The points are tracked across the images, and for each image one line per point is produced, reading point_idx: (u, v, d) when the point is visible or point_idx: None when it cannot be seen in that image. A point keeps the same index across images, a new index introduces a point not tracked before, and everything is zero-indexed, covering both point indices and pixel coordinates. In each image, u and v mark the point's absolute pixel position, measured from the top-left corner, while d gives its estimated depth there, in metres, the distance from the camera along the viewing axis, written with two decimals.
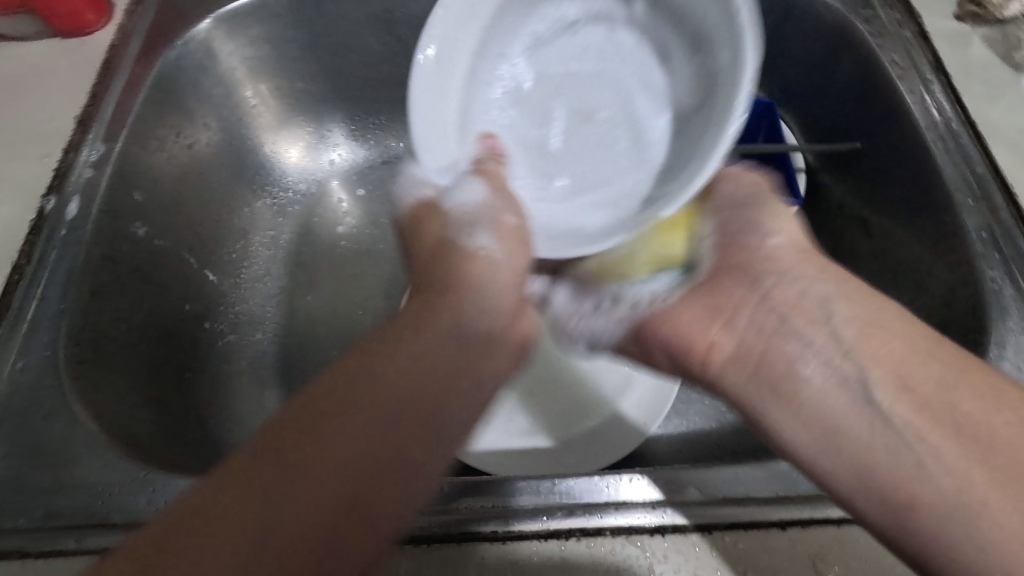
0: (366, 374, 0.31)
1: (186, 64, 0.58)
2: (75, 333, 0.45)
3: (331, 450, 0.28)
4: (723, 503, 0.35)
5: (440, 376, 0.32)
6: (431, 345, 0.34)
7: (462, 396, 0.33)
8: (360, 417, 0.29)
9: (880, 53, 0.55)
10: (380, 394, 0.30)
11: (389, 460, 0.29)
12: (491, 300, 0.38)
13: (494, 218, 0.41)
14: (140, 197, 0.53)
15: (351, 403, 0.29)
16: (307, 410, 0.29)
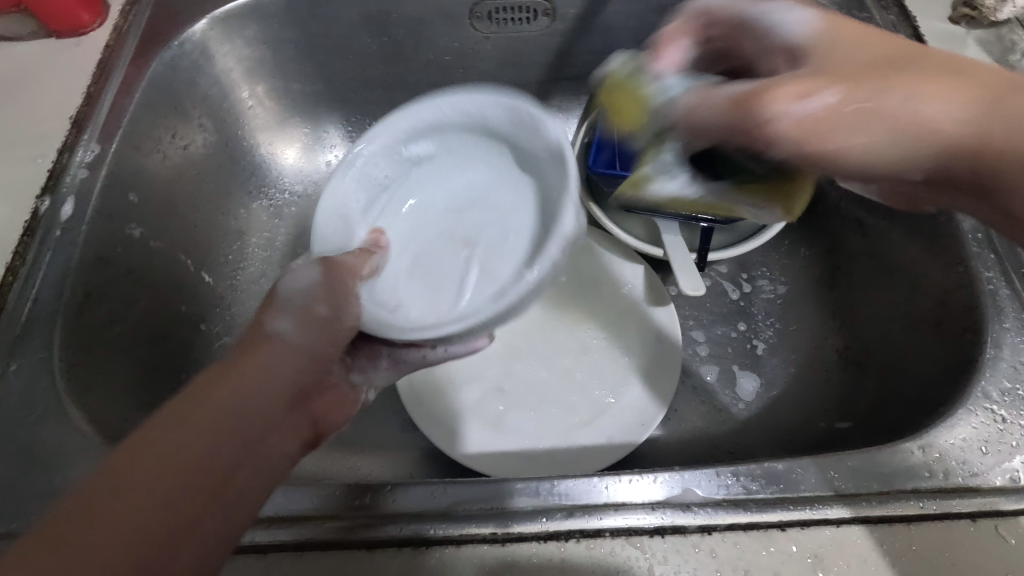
0: (234, 379, 0.33)
1: (181, 64, 0.58)
2: (69, 335, 0.44)
3: (214, 447, 0.29)
4: (722, 504, 0.35)
5: (251, 411, 0.32)
6: (247, 394, 0.32)
7: (294, 421, 0.35)
8: (179, 443, 0.29)
9: None
10: (200, 426, 0.30)
11: (195, 487, 0.28)
12: (299, 359, 0.37)
13: (306, 305, 0.39)
14: (135, 198, 0.53)
15: (229, 406, 0.31)
16: (176, 414, 0.30)
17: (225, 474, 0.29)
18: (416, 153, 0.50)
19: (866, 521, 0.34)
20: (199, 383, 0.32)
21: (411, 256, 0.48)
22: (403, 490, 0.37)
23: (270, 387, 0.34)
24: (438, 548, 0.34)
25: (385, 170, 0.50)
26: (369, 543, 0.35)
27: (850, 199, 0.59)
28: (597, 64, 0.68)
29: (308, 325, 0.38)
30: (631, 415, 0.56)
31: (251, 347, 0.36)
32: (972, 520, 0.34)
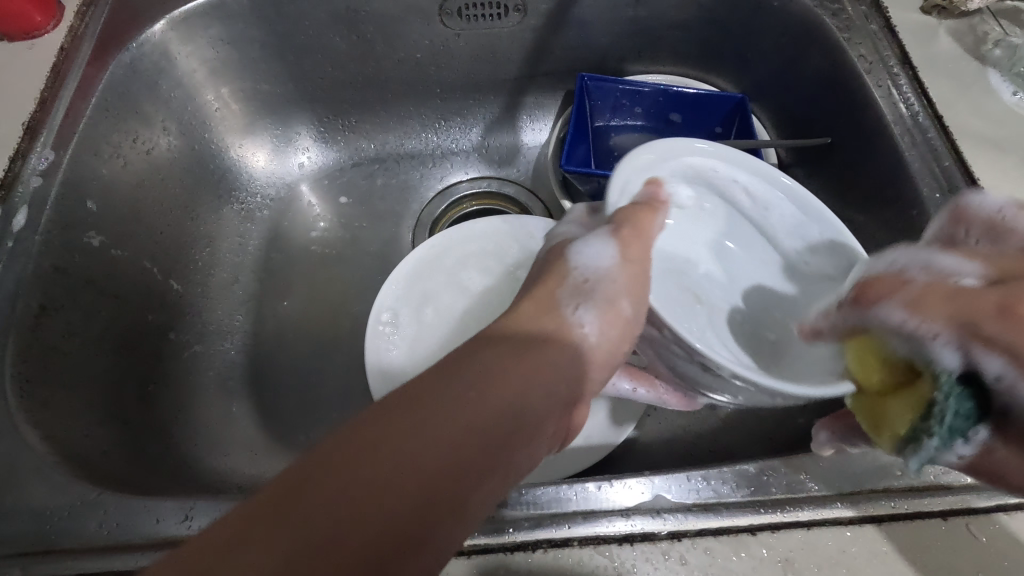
0: (424, 411, 0.28)
1: (140, 67, 0.56)
2: (23, 350, 0.43)
3: (366, 498, 0.25)
4: (693, 510, 0.34)
5: (480, 436, 0.28)
6: (491, 426, 0.29)
7: (503, 481, 0.29)
8: (379, 466, 0.26)
9: (847, 48, 0.54)
10: (400, 457, 0.26)
11: (395, 527, 0.25)
12: (555, 364, 0.33)
13: (613, 299, 0.36)
14: (93, 206, 0.51)
15: (405, 450, 0.27)
16: (345, 450, 0.26)
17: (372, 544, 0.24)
18: (681, 198, 0.44)
19: (837, 523, 0.33)
20: (414, 402, 0.29)
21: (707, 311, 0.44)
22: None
23: (494, 406, 0.29)
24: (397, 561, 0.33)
25: (686, 196, 0.44)
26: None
27: (826, 193, 0.59)
28: (570, 60, 0.67)
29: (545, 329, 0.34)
30: (609, 415, 0.55)
31: (528, 357, 0.32)
32: (943, 518, 0.34)
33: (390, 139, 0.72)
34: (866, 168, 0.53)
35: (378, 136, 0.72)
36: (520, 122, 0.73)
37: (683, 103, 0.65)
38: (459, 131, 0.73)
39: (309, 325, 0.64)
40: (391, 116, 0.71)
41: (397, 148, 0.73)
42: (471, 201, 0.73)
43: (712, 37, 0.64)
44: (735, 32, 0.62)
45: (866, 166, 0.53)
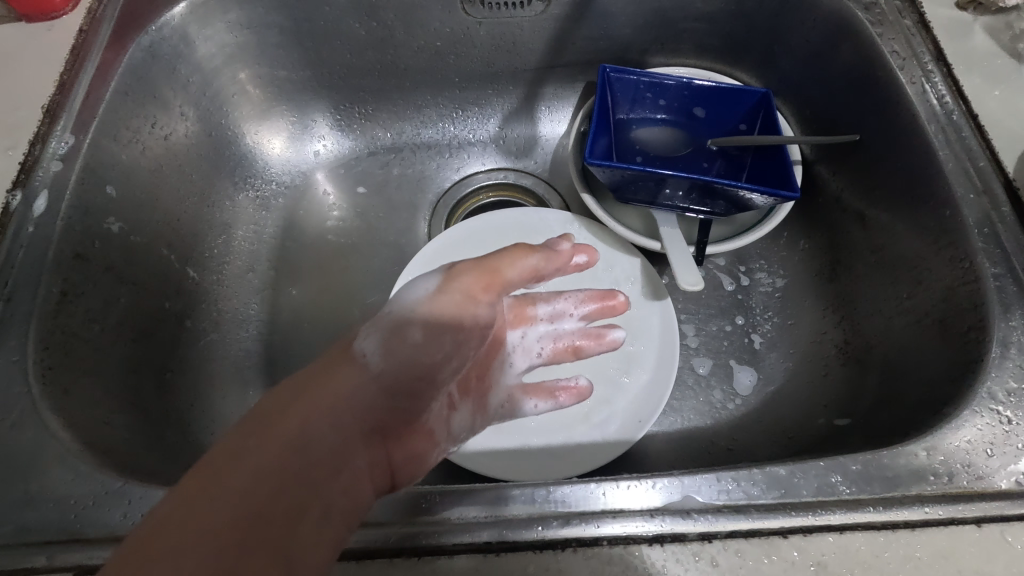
0: (279, 424, 0.35)
1: (159, 51, 0.55)
2: (45, 336, 0.42)
3: (234, 517, 0.29)
4: (723, 511, 0.34)
5: (322, 452, 0.35)
6: (313, 432, 0.35)
7: (342, 481, 0.34)
8: (241, 484, 0.31)
9: (881, 43, 0.53)
10: (251, 486, 0.31)
11: (267, 535, 0.29)
12: (393, 381, 0.42)
13: (407, 323, 0.44)
14: (113, 191, 0.51)
15: (252, 465, 0.32)
16: (198, 476, 0.31)
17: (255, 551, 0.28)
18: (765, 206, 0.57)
19: (870, 528, 0.33)
20: (274, 406, 0.36)
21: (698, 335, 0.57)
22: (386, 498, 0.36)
23: (338, 424, 0.37)
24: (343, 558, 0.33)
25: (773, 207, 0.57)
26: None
27: (851, 191, 0.58)
28: (592, 51, 0.66)
29: (388, 347, 0.42)
30: (628, 412, 0.55)
31: (311, 390, 0.38)
32: (977, 525, 0.33)
33: (407, 128, 0.71)
34: (894, 167, 0.53)
35: (394, 126, 0.71)
36: (538, 113, 0.72)
37: (705, 97, 0.64)
38: (476, 122, 0.72)
39: (324, 314, 0.63)
40: (409, 105, 0.70)
41: (413, 138, 0.72)
42: (487, 192, 0.73)
43: (739, 30, 0.63)
44: (763, 24, 0.61)
45: (895, 165, 0.52)
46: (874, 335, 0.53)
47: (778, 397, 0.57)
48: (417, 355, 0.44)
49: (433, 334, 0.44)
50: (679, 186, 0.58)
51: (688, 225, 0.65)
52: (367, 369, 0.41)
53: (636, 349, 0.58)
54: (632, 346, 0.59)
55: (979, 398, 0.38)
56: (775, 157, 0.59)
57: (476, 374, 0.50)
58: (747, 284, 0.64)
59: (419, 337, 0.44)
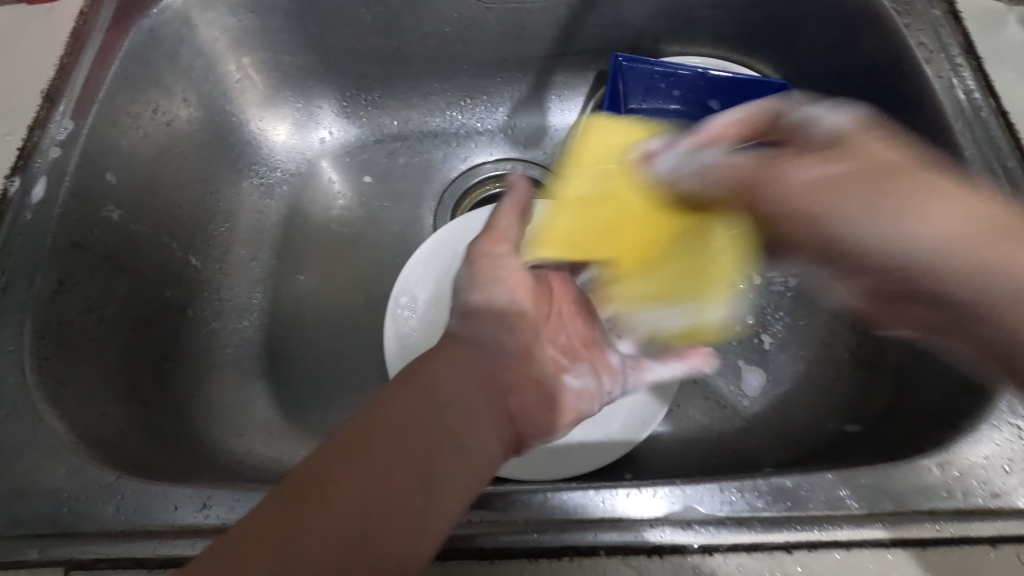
0: (408, 389, 0.35)
1: (161, 35, 0.54)
2: (41, 327, 0.42)
3: (376, 471, 0.31)
4: (725, 523, 0.33)
5: (432, 420, 0.34)
6: (441, 388, 0.36)
7: (473, 437, 0.35)
8: (380, 449, 0.32)
9: (906, 35, 0.51)
10: (393, 448, 0.32)
11: (397, 512, 0.30)
12: (491, 353, 0.41)
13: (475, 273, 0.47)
14: (113, 178, 0.50)
15: (387, 426, 0.33)
16: (338, 437, 0.32)
17: (389, 500, 0.30)
18: None
19: (878, 545, 0.32)
20: (404, 378, 0.36)
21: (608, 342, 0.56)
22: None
23: (449, 392, 0.36)
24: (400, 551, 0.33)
25: None
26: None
27: None
28: (604, 39, 0.64)
29: (479, 319, 0.43)
30: (632, 412, 0.54)
31: (427, 358, 0.38)
32: (991, 545, 0.32)
33: (414, 116, 0.70)
34: None
35: (401, 113, 0.70)
36: (547, 103, 0.70)
37: (720, 89, 0.62)
38: (485, 111, 0.70)
39: (326, 305, 0.62)
40: (415, 93, 0.69)
41: (420, 126, 0.70)
42: (494, 183, 0.71)
43: (757, 19, 0.60)
44: (783, 14, 0.59)
45: None
46: (891, 339, 0.52)
47: (787, 400, 0.56)
48: (515, 307, 0.45)
49: (523, 291, 0.46)
50: None
51: None
52: (489, 310, 0.43)
53: None
54: None
55: (998, 411, 0.36)
56: None
57: (581, 340, 0.50)
58: (758, 283, 0.62)
59: (521, 296, 0.46)
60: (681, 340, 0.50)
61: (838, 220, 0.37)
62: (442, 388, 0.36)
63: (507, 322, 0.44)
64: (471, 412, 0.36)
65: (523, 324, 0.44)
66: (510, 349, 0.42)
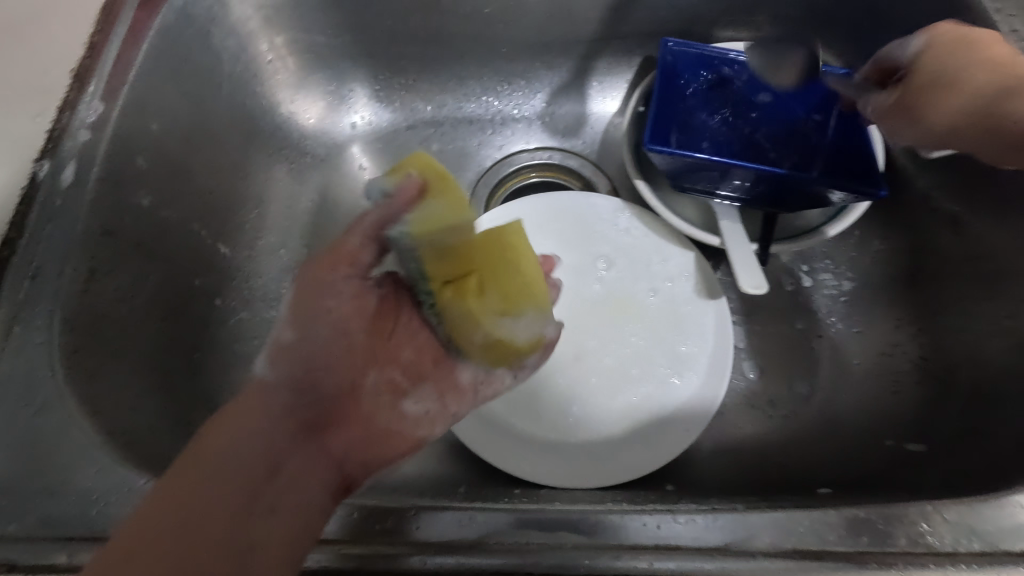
0: (227, 430, 0.35)
1: (193, 12, 0.51)
2: (70, 316, 0.41)
3: (181, 518, 0.30)
4: (792, 557, 0.30)
5: (279, 486, 0.33)
6: (229, 447, 0.34)
7: (287, 468, 0.34)
8: (196, 496, 0.31)
9: (997, 20, 0.46)
10: (187, 505, 0.30)
11: (204, 572, 0.29)
12: (310, 393, 0.38)
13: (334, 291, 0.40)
14: (143, 162, 0.48)
15: (217, 466, 0.33)
16: (166, 487, 0.31)
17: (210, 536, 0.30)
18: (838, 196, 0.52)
19: None
20: (220, 418, 0.36)
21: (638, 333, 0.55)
22: (355, 514, 0.34)
23: (268, 410, 0.36)
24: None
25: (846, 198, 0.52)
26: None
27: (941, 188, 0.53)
28: (653, 22, 0.61)
29: (280, 361, 0.39)
30: (676, 420, 0.52)
31: (234, 405, 0.36)
32: None
33: (449, 101, 0.67)
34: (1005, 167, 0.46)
35: (435, 98, 0.67)
36: (588, 88, 0.67)
37: (779, 77, 0.57)
38: (523, 97, 0.67)
39: None
40: (451, 77, 0.66)
41: (455, 112, 0.67)
42: (530, 173, 0.68)
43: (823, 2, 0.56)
44: None
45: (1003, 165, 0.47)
46: (962, 355, 0.48)
47: (839, 412, 0.53)
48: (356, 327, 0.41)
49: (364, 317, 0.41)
50: (747, 178, 0.53)
51: (749, 218, 0.60)
52: (293, 328, 0.40)
53: (690, 350, 0.54)
54: (687, 345, 0.54)
55: None
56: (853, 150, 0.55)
57: (430, 355, 0.42)
58: (810, 286, 0.59)
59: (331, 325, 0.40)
60: (513, 353, 0.40)
61: (955, 92, 0.42)
62: (265, 396, 0.37)
63: (337, 329, 0.40)
64: (272, 456, 0.34)
65: (327, 344, 0.40)
66: (356, 353, 0.41)
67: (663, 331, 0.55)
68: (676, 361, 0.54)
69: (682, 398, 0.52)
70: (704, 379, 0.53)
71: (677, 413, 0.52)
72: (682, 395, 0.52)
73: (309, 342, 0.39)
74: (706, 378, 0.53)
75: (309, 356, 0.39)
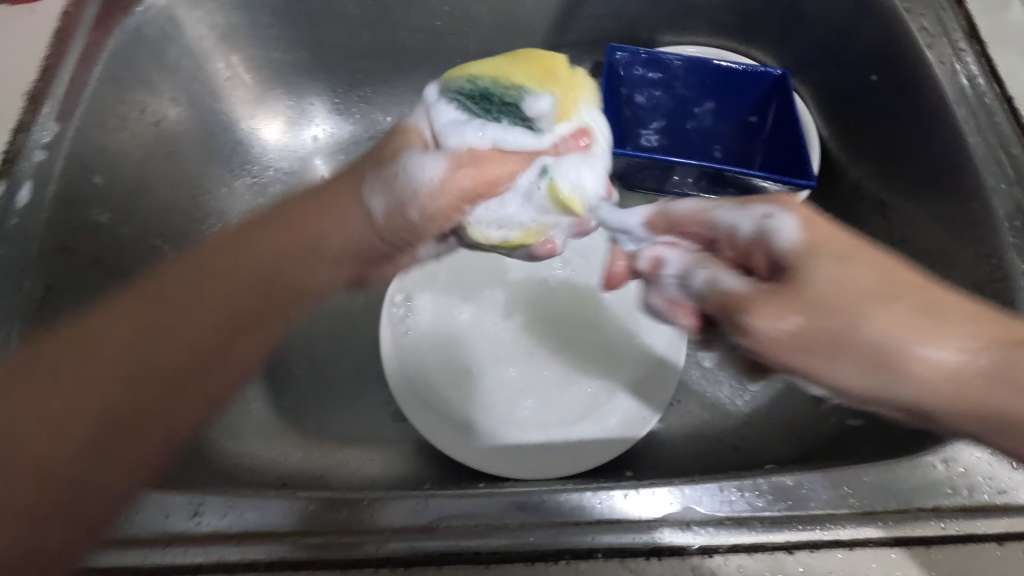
0: (229, 281, 0.38)
1: (146, 33, 0.53)
2: (28, 334, 0.42)
3: (115, 366, 0.36)
4: (726, 524, 0.32)
5: (239, 348, 0.38)
6: (299, 278, 0.39)
7: (275, 320, 0.40)
8: (116, 363, 0.36)
9: (909, 18, 0.50)
10: (112, 360, 0.36)
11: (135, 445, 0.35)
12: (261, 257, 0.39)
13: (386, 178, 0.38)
14: (99, 180, 0.50)
15: (160, 334, 0.37)
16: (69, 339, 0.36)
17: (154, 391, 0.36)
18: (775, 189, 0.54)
19: (881, 544, 0.31)
20: (220, 268, 0.39)
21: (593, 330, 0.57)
22: (311, 507, 0.35)
23: (223, 306, 0.38)
24: (184, 543, 0.35)
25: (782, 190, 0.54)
26: (234, 564, 0.34)
27: (871, 177, 0.56)
28: (598, 29, 0.63)
29: (316, 229, 0.39)
30: (630, 407, 0.52)
31: (291, 225, 0.39)
32: (998, 543, 0.32)
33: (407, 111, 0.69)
34: (923, 155, 0.49)
35: (393, 109, 0.69)
36: None
37: (718, 82, 0.61)
38: None
39: None
40: (408, 88, 0.67)
41: None
42: None
43: (754, 6, 0.59)
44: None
45: (922, 153, 0.50)
46: None
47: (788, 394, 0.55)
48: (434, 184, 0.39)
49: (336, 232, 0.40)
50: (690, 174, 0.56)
51: None
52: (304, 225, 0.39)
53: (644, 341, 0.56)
54: (641, 337, 0.56)
55: None
56: (788, 143, 0.57)
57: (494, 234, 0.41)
58: None
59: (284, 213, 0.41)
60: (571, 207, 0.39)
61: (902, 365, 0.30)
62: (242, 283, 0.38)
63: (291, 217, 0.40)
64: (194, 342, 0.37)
65: (297, 227, 0.39)
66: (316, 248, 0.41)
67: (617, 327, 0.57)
68: (630, 352, 0.56)
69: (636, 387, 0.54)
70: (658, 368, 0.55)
71: (634, 402, 0.53)
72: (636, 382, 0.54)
73: (321, 234, 0.39)
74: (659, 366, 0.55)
75: (311, 242, 0.39)
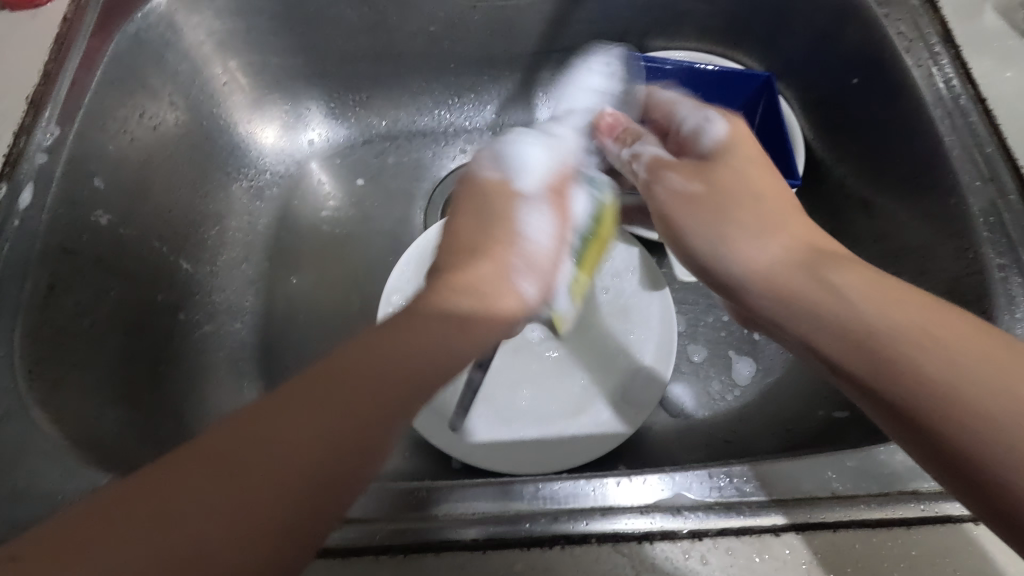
0: (319, 387, 0.30)
1: (146, 38, 0.54)
2: (31, 331, 0.42)
3: (198, 521, 0.26)
4: (715, 508, 0.33)
5: (374, 438, 0.30)
6: (422, 346, 0.34)
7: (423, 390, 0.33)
8: (268, 456, 0.28)
9: (886, 23, 0.52)
10: (199, 511, 0.26)
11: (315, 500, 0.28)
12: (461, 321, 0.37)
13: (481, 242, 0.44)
14: (101, 183, 0.50)
15: (301, 427, 0.29)
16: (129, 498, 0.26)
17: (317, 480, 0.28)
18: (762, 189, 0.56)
19: (864, 526, 0.33)
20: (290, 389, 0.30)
21: (585, 327, 0.59)
22: (395, 500, 0.35)
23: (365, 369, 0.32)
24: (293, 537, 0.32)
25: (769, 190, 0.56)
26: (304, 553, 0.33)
27: (855, 177, 0.58)
28: (589, 35, 0.65)
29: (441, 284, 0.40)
30: (623, 402, 0.54)
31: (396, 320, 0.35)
32: (975, 523, 0.32)
33: (402, 116, 0.70)
34: (903, 155, 0.51)
35: (390, 113, 0.70)
36: (535, 99, 0.71)
37: (704, 85, 0.63)
38: (473, 109, 0.71)
39: (319, 305, 0.62)
40: (404, 92, 0.69)
41: (409, 125, 0.71)
42: None
43: (740, 13, 0.61)
44: (767, 7, 0.59)
45: (902, 154, 0.51)
46: None
47: (777, 388, 0.57)
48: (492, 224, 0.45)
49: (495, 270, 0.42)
50: None
51: None
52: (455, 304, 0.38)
53: (637, 337, 0.58)
54: (633, 333, 0.58)
55: None
56: (774, 144, 0.59)
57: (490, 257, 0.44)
58: None
59: (416, 346, 0.34)
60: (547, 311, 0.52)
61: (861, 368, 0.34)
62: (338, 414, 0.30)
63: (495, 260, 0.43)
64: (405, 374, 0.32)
65: (425, 331, 0.35)
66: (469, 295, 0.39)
67: (607, 323, 0.59)
68: (623, 347, 0.57)
69: (631, 381, 0.55)
70: (650, 360, 0.56)
71: (627, 402, 0.54)
72: (630, 374, 0.56)
73: (420, 340, 0.34)
74: (651, 360, 0.56)
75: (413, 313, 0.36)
